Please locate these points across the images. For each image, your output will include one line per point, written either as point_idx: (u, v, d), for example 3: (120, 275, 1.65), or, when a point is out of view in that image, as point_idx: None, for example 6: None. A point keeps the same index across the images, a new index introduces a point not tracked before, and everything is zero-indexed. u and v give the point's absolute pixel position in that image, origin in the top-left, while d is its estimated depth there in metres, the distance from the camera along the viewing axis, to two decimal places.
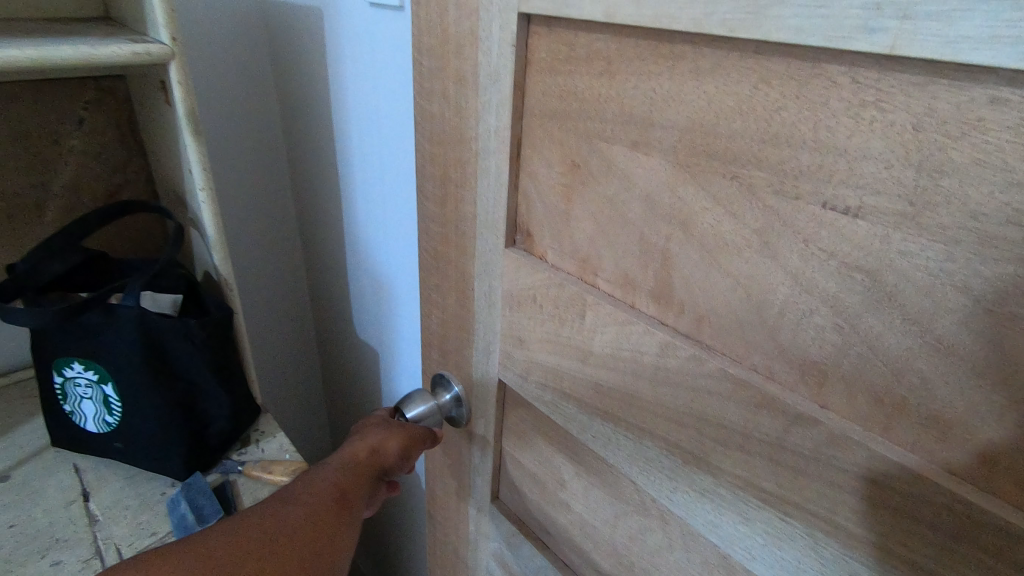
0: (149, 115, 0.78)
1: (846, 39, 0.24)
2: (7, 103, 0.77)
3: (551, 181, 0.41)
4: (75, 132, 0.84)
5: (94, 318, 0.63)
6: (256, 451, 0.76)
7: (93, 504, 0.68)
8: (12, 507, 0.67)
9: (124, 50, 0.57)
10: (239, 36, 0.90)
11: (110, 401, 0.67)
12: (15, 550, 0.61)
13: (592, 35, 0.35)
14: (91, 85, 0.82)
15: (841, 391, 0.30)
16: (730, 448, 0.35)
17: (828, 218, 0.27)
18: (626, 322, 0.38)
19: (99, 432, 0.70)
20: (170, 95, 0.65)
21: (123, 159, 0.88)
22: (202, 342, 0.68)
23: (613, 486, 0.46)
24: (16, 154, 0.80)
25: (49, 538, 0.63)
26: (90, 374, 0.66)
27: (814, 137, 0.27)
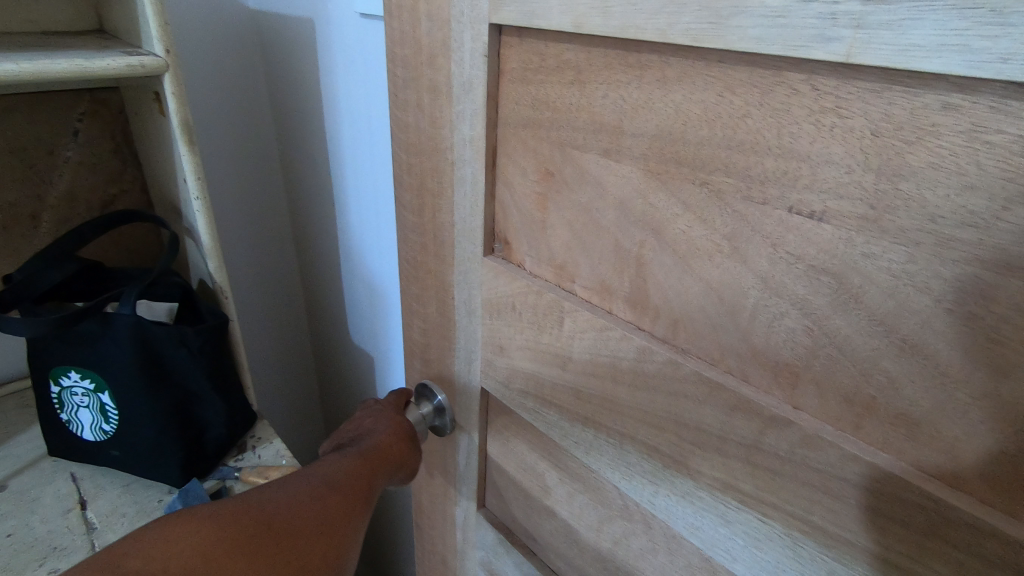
0: (143, 124, 0.77)
1: (805, 48, 0.24)
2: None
3: (526, 189, 0.41)
4: (70, 144, 0.83)
5: (93, 326, 0.63)
6: (253, 457, 0.74)
7: (90, 513, 0.66)
8: (9, 515, 0.64)
9: (118, 63, 0.56)
10: (229, 41, 0.89)
11: (107, 410, 0.67)
12: (12, 560, 0.59)
13: (561, 45, 0.35)
14: (86, 97, 0.81)
15: (813, 391, 0.30)
16: (708, 451, 0.35)
17: (795, 222, 0.28)
18: (604, 328, 0.39)
19: (96, 440, 0.69)
20: (163, 106, 0.64)
21: (117, 170, 0.87)
22: (198, 349, 0.67)
23: (596, 491, 0.46)
24: (11, 167, 0.79)
25: (47, 547, 0.61)
26: (86, 383, 0.66)
27: (777, 143, 0.27)
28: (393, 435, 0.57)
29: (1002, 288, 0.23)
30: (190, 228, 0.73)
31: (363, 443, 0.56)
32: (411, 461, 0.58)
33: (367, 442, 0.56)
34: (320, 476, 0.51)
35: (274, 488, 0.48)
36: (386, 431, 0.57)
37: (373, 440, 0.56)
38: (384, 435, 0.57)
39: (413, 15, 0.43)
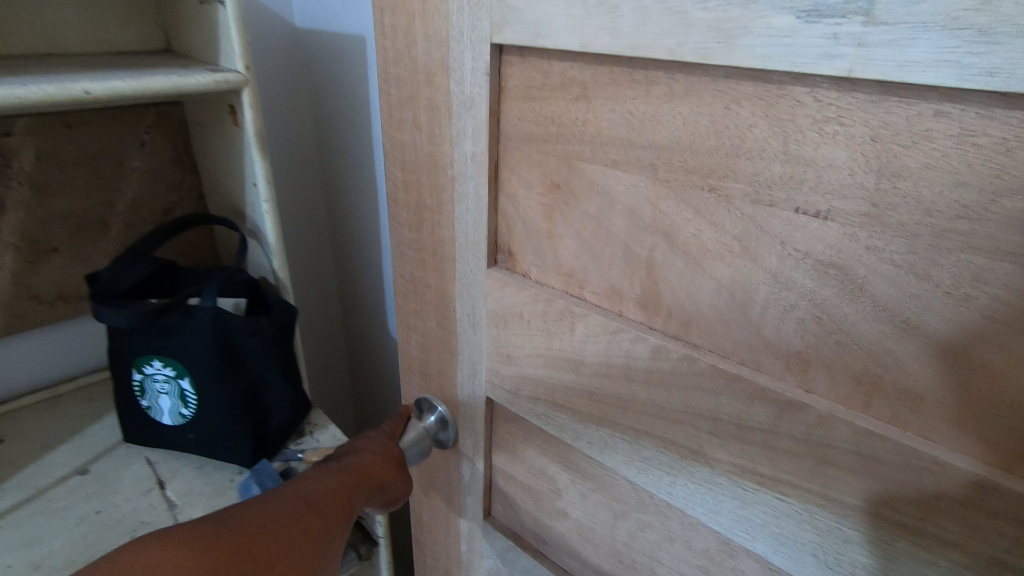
0: (203, 133, 0.79)
1: (811, 64, 0.27)
2: (74, 129, 0.75)
3: (531, 201, 0.43)
4: (136, 152, 0.81)
5: (174, 319, 0.63)
6: (312, 441, 0.74)
7: (170, 491, 0.67)
8: (93, 496, 0.66)
9: (208, 79, 0.59)
10: (287, 68, 0.89)
11: (186, 395, 0.67)
12: (103, 533, 0.61)
13: (566, 63, 0.37)
14: (152, 110, 0.80)
15: (823, 375, 0.33)
16: (725, 439, 0.37)
17: (802, 222, 0.30)
18: (616, 330, 0.40)
19: (175, 423, 0.69)
20: (239, 117, 0.66)
21: (177, 178, 0.84)
22: (272, 337, 0.67)
23: (610, 488, 0.48)
24: (80, 178, 0.77)
25: (134, 521, 0.63)
26: (169, 370, 0.66)
27: (784, 150, 0.30)
28: (380, 456, 0.56)
29: (992, 271, 0.26)
30: (254, 229, 0.74)
31: (348, 460, 0.55)
32: (395, 487, 0.56)
33: (351, 459, 0.55)
34: (296, 489, 0.50)
35: (255, 499, 0.48)
36: (372, 451, 0.56)
37: (357, 456, 0.55)
38: (371, 455, 0.56)
39: (410, 36, 0.44)
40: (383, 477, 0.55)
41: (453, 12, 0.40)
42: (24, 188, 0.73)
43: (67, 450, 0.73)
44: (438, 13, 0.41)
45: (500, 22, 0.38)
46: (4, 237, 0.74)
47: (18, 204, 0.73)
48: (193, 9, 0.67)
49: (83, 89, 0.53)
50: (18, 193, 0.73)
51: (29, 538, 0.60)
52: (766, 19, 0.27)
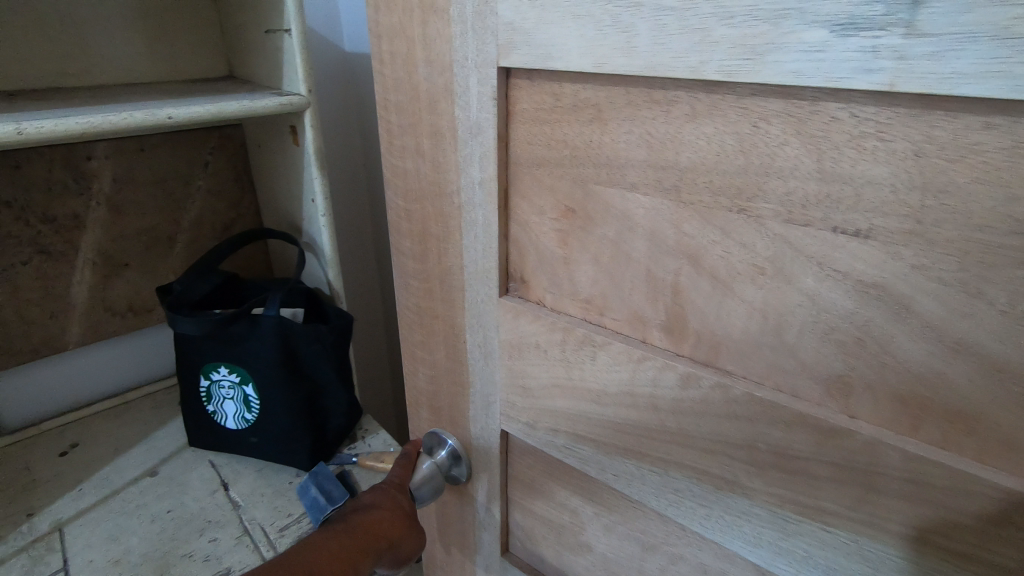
0: (262, 154, 0.84)
1: (848, 79, 0.25)
2: (148, 152, 0.81)
3: (544, 227, 0.41)
4: (201, 173, 0.87)
5: (241, 328, 0.69)
6: (364, 446, 0.77)
7: (235, 492, 0.70)
8: (165, 496, 0.69)
9: (276, 102, 0.65)
10: (338, 97, 0.89)
11: (250, 400, 0.72)
12: (175, 531, 0.64)
13: (578, 85, 0.35)
14: (216, 133, 0.86)
15: (867, 399, 0.31)
16: (762, 468, 0.35)
17: (841, 241, 0.29)
18: (641, 358, 0.39)
19: (237, 428, 0.74)
20: (299, 137, 0.71)
21: (236, 196, 0.91)
22: (330, 344, 0.72)
23: (636, 521, 0.45)
24: (150, 198, 0.84)
25: (203, 520, 0.66)
26: (234, 376, 0.71)
27: (818, 168, 0.28)
28: (388, 512, 0.52)
29: None
30: (310, 242, 0.79)
31: (354, 518, 0.51)
32: (406, 542, 0.52)
33: (357, 516, 0.51)
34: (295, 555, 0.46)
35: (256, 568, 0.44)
36: (379, 507, 0.52)
37: (362, 514, 0.51)
38: (379, 512, 0.52)
39: (410, 62, 0.42)
40: (391, 537, 0.51)
41: (456, 35, 0.39)
42: (103, 209, 0.80)
43: (141, 452, 0.77)
44: (439, 38, 0.40)
45: (507, 45, 0.36)
46: (83, 253, 0.80)
47: (97, 223, 0.80)
48: (258, 39, 0.73)
49: (167, 114, 0.59)
50: (97, 213, 0.80)
51: (109, 533, 0.64)
52: (797, 34, 0.26)
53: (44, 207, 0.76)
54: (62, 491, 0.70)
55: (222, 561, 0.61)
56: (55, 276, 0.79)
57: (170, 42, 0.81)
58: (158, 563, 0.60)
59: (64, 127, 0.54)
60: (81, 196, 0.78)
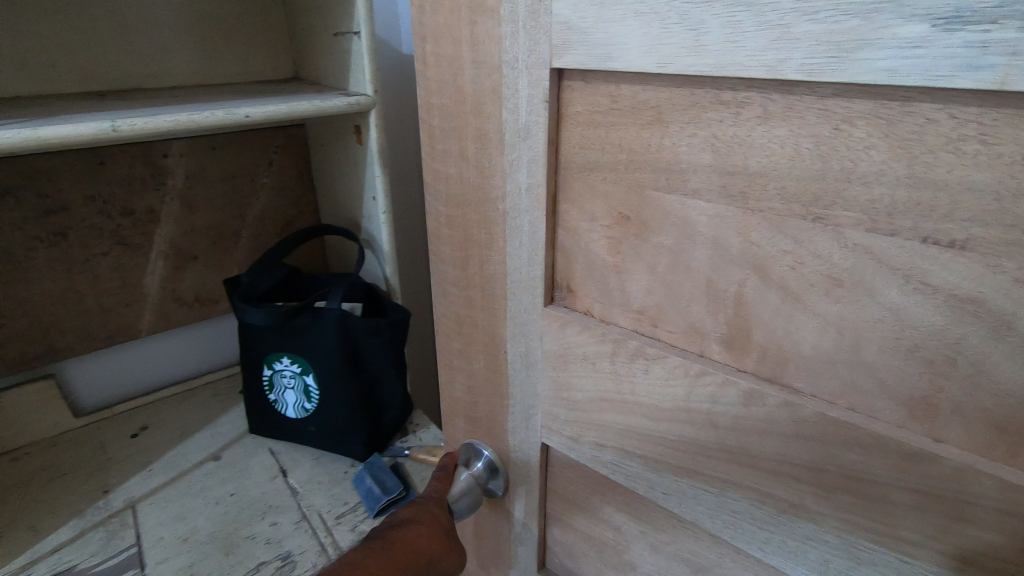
0: (324, 153, 0.85)
1: (948, 77, 0.23)
2: (217, 150, 0.82)
3: (596, 235, 0.39)
4: (265, 172, 0.87)
5: (304, 320, 0.69)
6: (416, 439, 0.77)
7: (293, 479, 0.71)
8: (227, 479, 0.70)
9: (344, 103, 0.65)
10: (395, 98, 0.89)
11: (311, 390, 0.72)
12: (238, 513, 0.65)
13: (638, 86, 0.34)
14: (282, 134, 0.86)
15: (957, 422, 0.28)
16: (832, 493, 0.33)
17: (932, 253, 0.27)
18: (699, 373, 0.37)
19: (297, 416, 0.74)
20: (363, 136, 0.72)
21: (298, 193, 0.91)
22: (389, 339, 0.71)
23: (686, 542, 0.43)
24: (216, 193, 0.84)
25: (264, 504, 0.67)
26: (296, 366, 0.72)
27: (908, 174, 0.26)
28: (426, 526, 0.51)
29: None
30: (370, 237, 0.79)
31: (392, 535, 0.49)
32: (444, 560, 0.51)
33: (394, 532, 0.49)
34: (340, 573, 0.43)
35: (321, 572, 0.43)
36: (417, 524, 0.50)
37: (400, 527, 0.50)
38: (417, 529, 0.50)
39: (456, 63, 0.41)
40: (427, 555, 0.49)
41: (506, 35, 0.37)
42: (176, 205, 0.81)
43: (205, 437, 0.78)
44: (488, 38, 0.38)
45: (562, 44, 0.35)
46: (157, 246, 0.82)
47: (170, 216, 0.81)
48: (327, 41, 0.74)
49: (245, 113, 0.61)
50: (171, 208, 0.81)
51: (176, 513, 0.65)
52: (892, 29, 0.24)
53: (124, 202, 0.77)
54: (133, 471, 0.72)
55: (283, 544, 0.61)
56: (130, 268, 0.80)
57: (241, 45, 0.82)
58: (223, 543, 0.61)
59: (152, 125, 0.57)
60: (157, 191, 0.79)
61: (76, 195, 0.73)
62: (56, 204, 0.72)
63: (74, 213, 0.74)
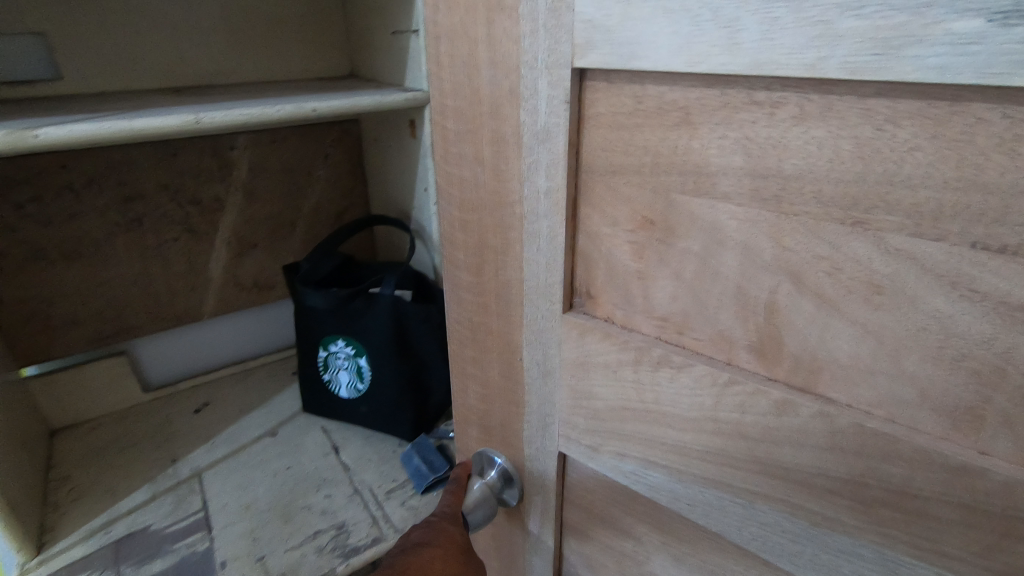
0: (376, 145, 1.00)
1: (1004, 75, 0.22)
2: (276, 143, 0.96)
3: (618, 239, 0.38)
4: (322, 164, 1.02)
5: (360, 303, 0.83)
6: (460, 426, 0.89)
7: (344, 456, 0.84)
8: (282, 454, 0.84)
9: (402, 97, 0.76)
10: None
11: (362, 372, 0.86)
12: (293, 486, 0.78)
13: (665, 86, 0.32)
14: (337, 125, 1.02)
15: (1005, 435, 0.27)
16: (870, 506, 0.32)
17: (982, 259, 0.26)
18: (728, 382, 0.36)
19: (349, 394, 0.89)
20: (417, 129, 0.86)
21: (348, 181, 1.06)
22: (437, 324, 0.85)
23: (710, 553, 0.42)
24: (271, 177, 0.98)
25: (319, 478, 0.80)
26: (349, 349, 0.86)
27: (955, 176, 0.25)
28: (441, 548, 0.49)
29: None
30: (420, 228, 0.94)
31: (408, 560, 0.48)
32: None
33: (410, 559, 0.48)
34: None
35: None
36: (433, 547, 0.49)
37: (414, 551, 0.49)
38: (435, 551, 0.49)
39: (472, 64, 0.40)
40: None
41: (526, 35, 0.36)
42: (239, 193, 0.95)
43: (257, 417, 0.92)
44: (506, 38, 0.37)
45: (586, 43, 0.34)
46: (222, 234, 0.96)
47: (234, 205, 0.96)
48: (385, 39, 0.88)
49: (312, 108, 0.71)
50: (234, 197, 0.95)
51: (238, 484, 0.78)
52: (943, 25, 0.23)
53: (193, 192, 0.91)
54: (194, 445, 0.86)
55: (338, 515, 0.73)
56: (197, 253, 0.95)
57: (292, 46, 0.95)
58: (283, 510, 0.74)
59: (228, 117, 0.66)
60: (222, 182, 0.93)
61: (152, 184, 0.88)
62: (133, 192, 0.87)
63: (148, 201, 0.88)
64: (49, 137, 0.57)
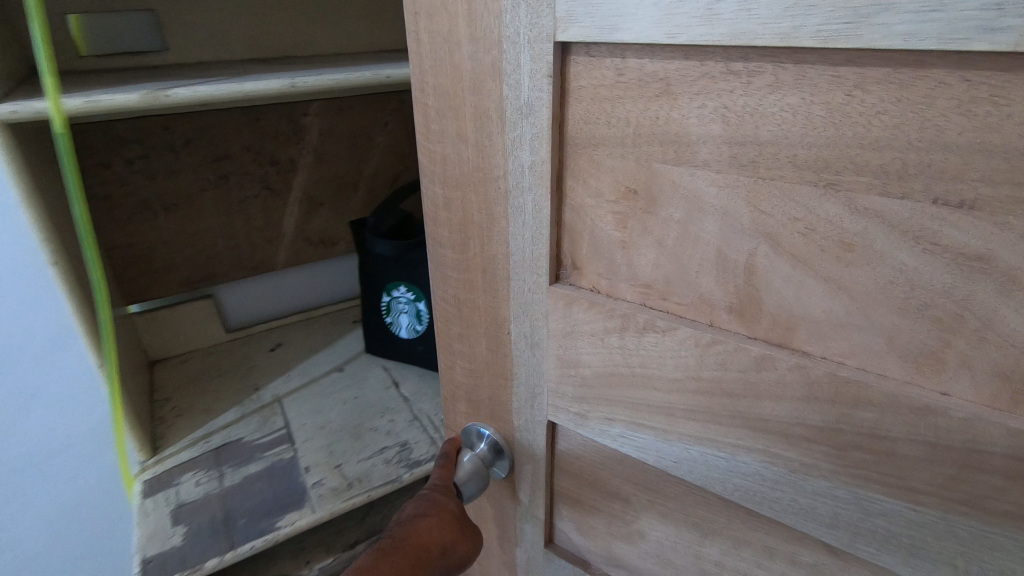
0: None
1: (964, 41, 0.24)
2: (345, 110, 1.00)
3: (601, 211, 0.40)
4: (381, 132, 1.06)
5: (420, 253, 0.90)
6: None
7: (404, 389, 0.94)
8: (349, 386, 0.94)
9: None
10: None
11: (421, 315, 0.93)
12: (360, 413, 0.88)
13: (645, 58, 0.33)
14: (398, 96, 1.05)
15: (964, 376, 0.30)
16: (842, 449, 0.34)
17: (943, 214, 0.28)
18: (711, 342, 0.37)
19: (409, 336, 0.96)
20: None
21: (406, 151, 1.11)
22: None
23: (694, 505, 0.44)
24: (343, 148, 1.04)
25: (381, 407, 0.90)
26: (411, 295, 0.93)
27: (918, 137, 0.27)
28: (437, 517, 0.52)
29: None
30: None
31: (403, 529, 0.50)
32: (460, 546, 0.52)
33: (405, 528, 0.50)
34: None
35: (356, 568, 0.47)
36: (428, 516, 0.51)
37: (411, 523, 0.50)
38: (429, 521, 0.51)
39: (452, 39, 0.40)
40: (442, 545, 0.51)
41: (506, 9, 0.37)
42: (310, 156, 1.01)
43: (326, 356, 1.02)
44: (487, 12, 0.37)
45: (567, 17, 0.34)
46: (295, 193, 1.02)
47: (306, 166, 1.01)
48: None
49: (387, 74, 0.72)
50: (307, 159, 1.01)
51: (313, 408, 0.89)
52: None
53: (272, 153, 0.97)
54: (275, 375, 0.97)
55: (402, 436, 0.84)
56: (272, 212, 1.01)
57: (353, 22, 0.94)
58: (354, 430, 0.85)
59: (322, 80, 0.68)
60: (297, 144, 0.99)
61: (237, 145, 0.93)
62: (222, 153, 0.93)
63: (237, 161, 0.94)
64: (179, 97, 0.62)
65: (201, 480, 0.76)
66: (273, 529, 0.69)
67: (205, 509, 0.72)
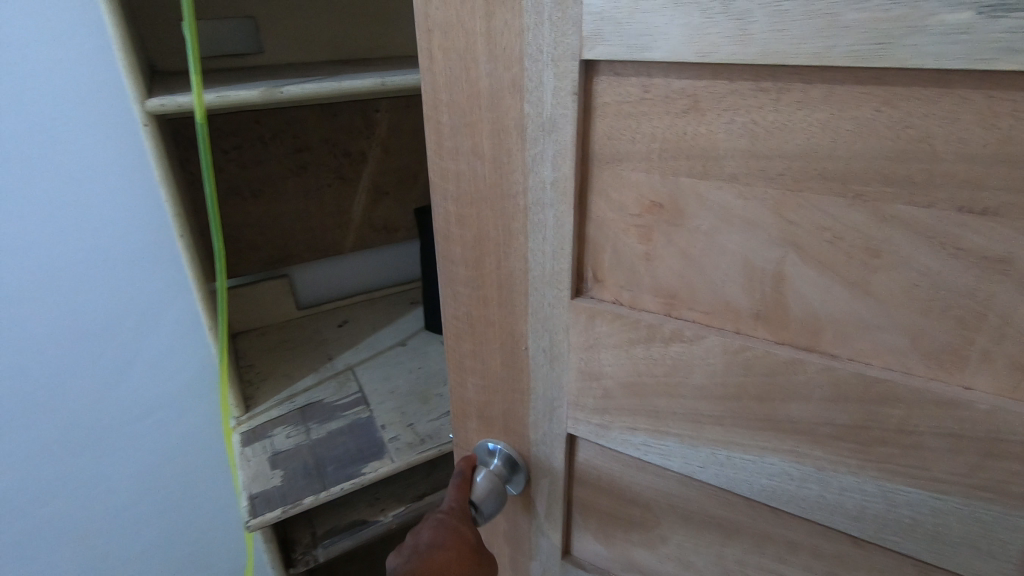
0: None
1: (989, 60, 0.26)
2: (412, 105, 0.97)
3: (624, 222, 0.40)
4: None
5: None
6: None
7: None
8: (414, 356, 0.92)
9: None
10: None
11: None
12: (424, 378, 0.87)
13: (672, 76, 0.34)
14: None
15: (985, 369, 0.32)
16: (867, 445, 0.36)
17: (966, 221, 0.30)
18: (739, 348, 0.38)
19: None
20: None
21: None
22: None
23: (717, 508, 0.45)
24: (409, 142, 1.00)
25: (444, 374, 0.87)
26: None
27: (943, 150, 0.29)
28: (454, 551, 0.51)
29: None
30: None
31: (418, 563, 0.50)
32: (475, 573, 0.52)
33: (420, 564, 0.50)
34: None
35: None
36: (443, 550, 0.51)
37: (426, 556, 0.50)
38: (444, 555, 0.50)
39: (468, 56, 0.40)
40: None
41: (529, 27, 0.37)
42: (377, 149, 0.97)
43: (393, 329, 1.00)
44: (507, 30, 0.37)
45: (595, 35, 0.35)
46: (365, 180, 0.99)
47: (374, 159, 0.98)
48: None
49: None
50: (374, 154, 0.98)
51: (384, 374, 0.88)
52: (938, 17, 0.26)
53: (345, 143, 0.95)
54: (348, 347, 0.95)
55: None
56: (344, 197, 0.99)
57: None
58: (420, 395, 0.83)
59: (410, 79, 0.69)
60: (368, 138, 0.96)
61: (315, 136, 0.92)
62: (302, 146, 0.92)
63: (314, 151, 0.93)
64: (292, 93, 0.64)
65: (291, 433, 0.77)
66: (359, 474, 0.71)
67: (298, 457, 0.73)
